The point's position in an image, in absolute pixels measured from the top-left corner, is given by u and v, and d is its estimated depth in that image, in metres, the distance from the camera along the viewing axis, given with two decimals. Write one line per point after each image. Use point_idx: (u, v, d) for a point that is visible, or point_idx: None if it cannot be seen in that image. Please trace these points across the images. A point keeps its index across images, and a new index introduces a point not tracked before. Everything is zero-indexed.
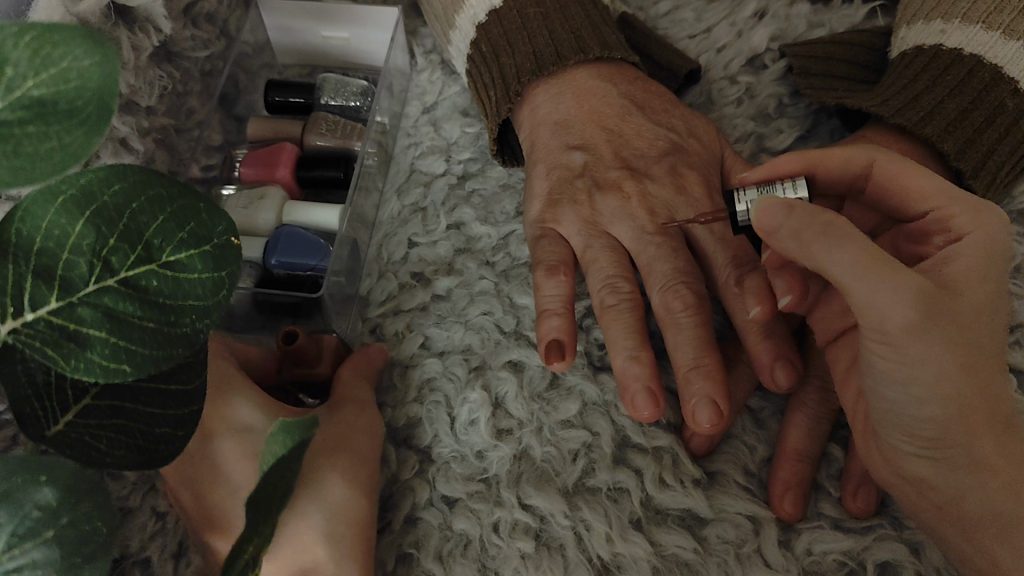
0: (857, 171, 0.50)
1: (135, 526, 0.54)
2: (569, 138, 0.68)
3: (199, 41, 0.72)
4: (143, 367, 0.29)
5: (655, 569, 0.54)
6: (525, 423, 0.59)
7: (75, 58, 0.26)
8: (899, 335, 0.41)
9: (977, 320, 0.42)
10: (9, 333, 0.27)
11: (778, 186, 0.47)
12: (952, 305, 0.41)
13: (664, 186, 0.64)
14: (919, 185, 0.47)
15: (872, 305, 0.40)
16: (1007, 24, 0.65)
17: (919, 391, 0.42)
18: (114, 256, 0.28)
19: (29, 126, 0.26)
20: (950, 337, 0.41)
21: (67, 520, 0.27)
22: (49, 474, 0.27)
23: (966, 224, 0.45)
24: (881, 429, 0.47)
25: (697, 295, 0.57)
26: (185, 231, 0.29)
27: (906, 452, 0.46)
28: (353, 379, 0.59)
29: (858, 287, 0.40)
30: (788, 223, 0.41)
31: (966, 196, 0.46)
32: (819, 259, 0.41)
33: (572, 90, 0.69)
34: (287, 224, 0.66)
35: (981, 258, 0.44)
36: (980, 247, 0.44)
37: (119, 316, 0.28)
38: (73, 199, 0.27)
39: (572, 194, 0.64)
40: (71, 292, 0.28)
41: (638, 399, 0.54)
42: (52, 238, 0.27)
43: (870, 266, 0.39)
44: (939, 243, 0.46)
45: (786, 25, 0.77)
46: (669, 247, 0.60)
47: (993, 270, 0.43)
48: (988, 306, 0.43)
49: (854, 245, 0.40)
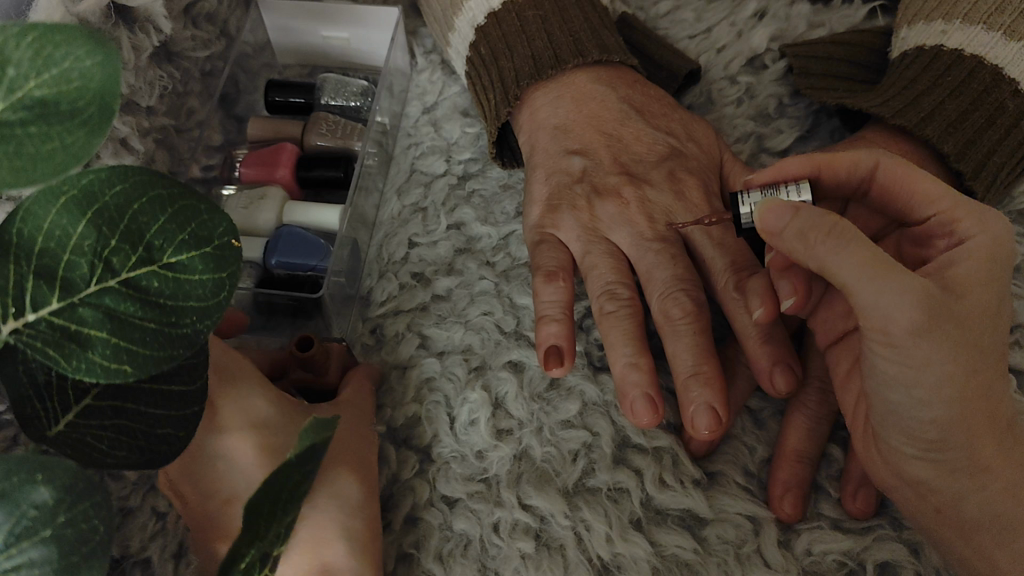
0: (860, 174, 0.50)
1: (135, 525, 0.54)
2: (569, 141, 0.68)
3: (199, 41, 0.72)
4: (143, 367, 0.29)
5: (654, 569, 0.54)
6: (525, 425, 0.59)
7: (76, 59, 0.26)
8: (903, 337, 0.41)
9: (978, 322, 0.42)
10: (10, 333, 0.28)
11: (782, 190, 0.47)
12: (954, 309, 0.41)
13: (663, 191, 0.64)
14: (924, 189, 0.47)
15: (877, 308, 0.40)
16: (1007, 25, 0.65)
17: (921, 394, 0.42)
18: (115, 256, 0.28)
19: (31, 126, 0.26)
20: (953, 339, 0.41)
21: (65, 519, 0.27)
22: (45, 473, 0.27)
23: (971, 228, 0.45)
24: (881, 432, 0.47)
25: (695, 300, 0.57)
26: (186, 232, 0.29)
27: (906, 455, 0.46)
28: (353, 382, 0.59)
29: (862, 289, 0.40)
30: (791, 224, 0.41)
31: (971, 200, 0.46)
32: (822, 260, 0.41)
33: (571, 92, 0.69)
34: (288, 224, 0.66)
35: (984, 262, 0.44)
36: (983, 250, 0.44)
37: (120, 317, 0.28)
38: (74, 199, 0.27)
39: (572, 200, 0.64)
40: (73, 292, 0.28)
41: (637, 406, 0.54)
42: (53, 239, 0.28)
43: (874, 268, 0.39)
44: (944, 246, 0.47)
45: (786, 26, 0.77)
46: (669, 253, 0.60)
47: (995, 273, 0.44)
48: (990, 309, 0.43)
49: (858, 247, 0.40)
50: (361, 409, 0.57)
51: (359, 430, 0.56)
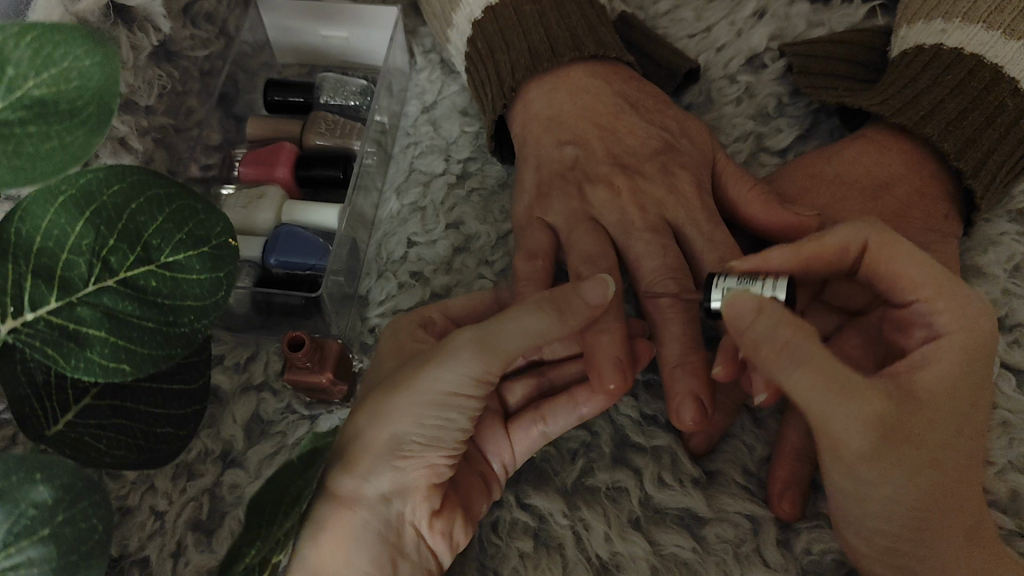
0: (850, 254, 0.46)
1: (134, 525, 0.54)
2: (562, 132, 0.68)
3: (199, 41, 0.71)
4: (141, 366, 0.32)
5: (654, 569, 0.54)
6: (514, 428, 0.55)
7: (75, 58, 0.28)
8: (856, 455, 0.42)
9: (940, 430, 0.43)
10: (10, 332, 0.30)
11: (759, 282, 0.43)
12: (915, 422, 0.42)
13: (656, 182, 0.63)
14: (909, 275, 0.44)
15: (834, 430, 0.41)
16: (1006, 24, 0.65)
17: (872, 498, 0.44)
18: (113, 255, 0.31)
19: (30, 126, 0.28)
20: (905, 451, 0.42)
21: (63, 518, 0.29)
22: (45, 473, 0.29)
23: (948, 322, 0.44)
24: (845, 523, 0.49)
25: (685, 288, 0.57)
26: (183, 232, 0.33)
27: (868, 549, 0.48)
28: (459, 360, 0.47)
29: (816, 411, 0.41)
30: (753, 325, 0.40)
31: (961, 294, 0.44)
32: (778, 377, 0.41)
33: (567, 85, 0.70)
34: (287, 224, 0.65)
35: (957, 365, 0.43)
36: (958, 347, 0.43)
37: (118, 315, 0.31)
38: (73, 199, 0.30)
39: (563, 186, 0.65)
40: (71, 292, 0.30)
41: (605, 369, 0.52)
42: (51, 238, 0.30)
43: (829, 391, 0.40)
44: (920, 337, 0.45)
45: (786, 25, 0.77)
46: (660, 243, 0.59)
47: (966, 379, 0.43)
48: (952, 416, 0.43)
49: (813, 373, 0.40)
50: (439, 397, 0.48)
51: (446, 416, 0.48)
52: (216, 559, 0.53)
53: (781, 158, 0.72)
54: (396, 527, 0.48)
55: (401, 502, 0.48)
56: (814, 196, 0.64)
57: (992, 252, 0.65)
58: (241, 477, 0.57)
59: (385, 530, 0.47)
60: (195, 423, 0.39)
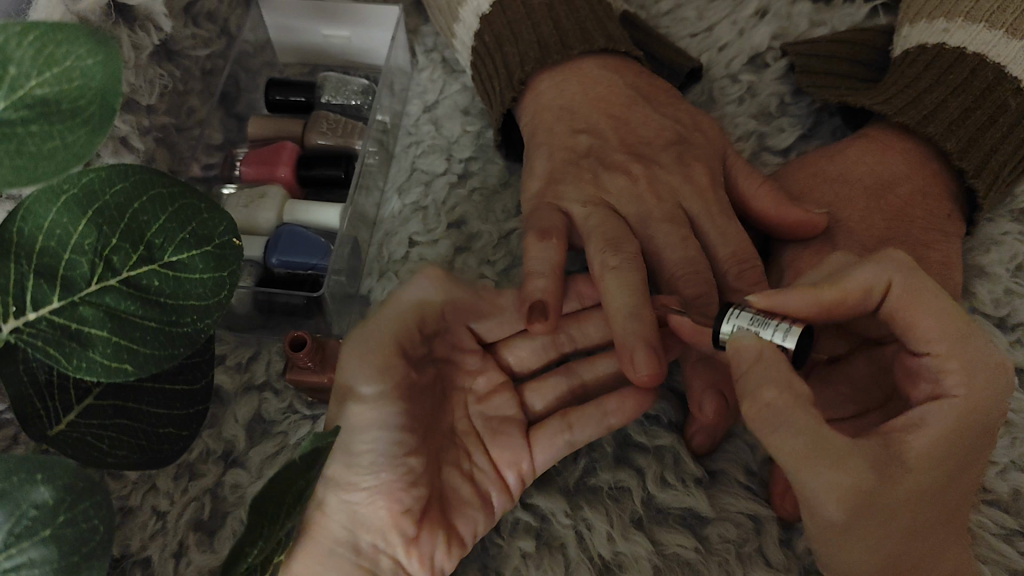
0: (872, 298, 0.44)
1: (135, 525, 0.54)
2: (573, 121, 0.67)
3: (199, 40, 0.71)
4: (142, 366, 0.32)
5: (655, 569, 0.54)
6: (537, 437, 0.55)
7: (77, 57, 0.28)
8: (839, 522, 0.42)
9: (921, 501, 0.42)
10: (11, 333, 0.30)
11: (772, 325, 0.41)
12: (897, 492, 0.41)
13: (672, 171, 0.63)
14: (925, 328, 0.43)
15: (815, 496, 0.41)
16: (1009, 23, 0.66)
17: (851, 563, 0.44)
18: (115, 255, 0.31)
19: (32, 125, 0.28)
20: (880, 525, 0.42)
21: (64, 519, 0.29)
22: (45, 473, 0.29)
23: (955, 386, 0.42)
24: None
25: (697, 281, 0.56)
26: (186, 231, 0.33)
27: None
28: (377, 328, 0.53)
29: (799, 474, 0.41)
30: (751, 369, 0.41)
31: (973, 354, 0.43)
32: (767, 440, 0.41)
33: (578, 76, 0.70)
34: (288, 223, 0.65)
35: (950, 430, 0.42)
36: (957, 413, 0.42)
37: (119, 315, 0.31)
38: (74, 198, 0.30)
39: (576, 173, 0.63)
40: (74, 292, 0.30)
41: (638, 357, 0.51)
42: (53, 238, 0.30)
43: (810, 456, 0.40)
44: (926, 391, 0.44)
45: (788, 24, 0.76)
46: (679, 235, 0.59)
47: (956, 447, 0.42)
48: (935, 486, 0.42)
49: (793, 435, 0.40)
50: (369, 351, 0.52)
51: (381, 384, 0.51)
52: (216, 559, 0.53)
53: (783, 157, 0.72)
54: (368, 555, 0.48)
55: (365, 531, 0.49)
56: (817, 195, 0.64)
57: (994, 252, 0.65)
58: (243, 477, 0.57)
59: (355, 558, 0.48)
60: (196, 423, 0.39)
